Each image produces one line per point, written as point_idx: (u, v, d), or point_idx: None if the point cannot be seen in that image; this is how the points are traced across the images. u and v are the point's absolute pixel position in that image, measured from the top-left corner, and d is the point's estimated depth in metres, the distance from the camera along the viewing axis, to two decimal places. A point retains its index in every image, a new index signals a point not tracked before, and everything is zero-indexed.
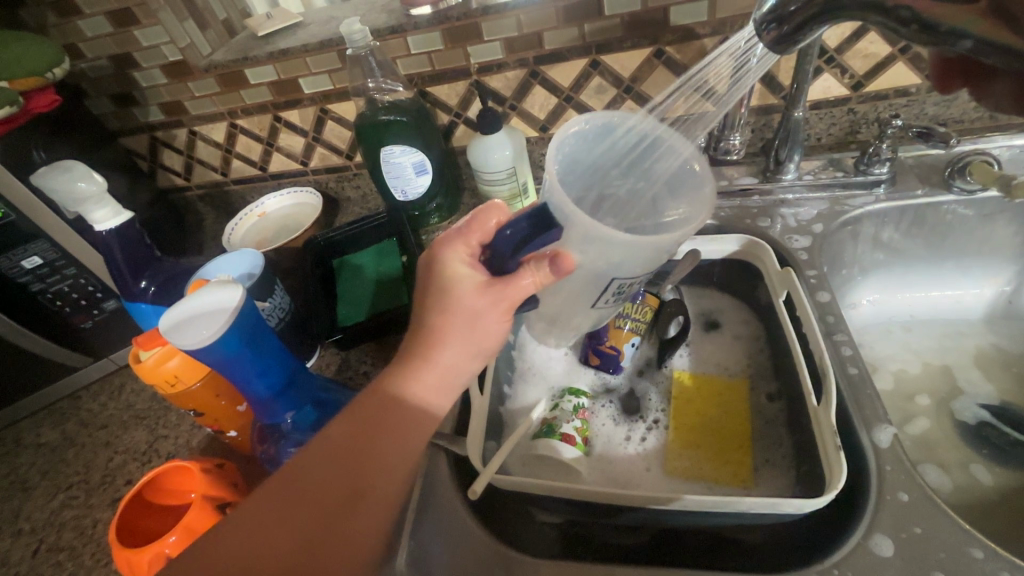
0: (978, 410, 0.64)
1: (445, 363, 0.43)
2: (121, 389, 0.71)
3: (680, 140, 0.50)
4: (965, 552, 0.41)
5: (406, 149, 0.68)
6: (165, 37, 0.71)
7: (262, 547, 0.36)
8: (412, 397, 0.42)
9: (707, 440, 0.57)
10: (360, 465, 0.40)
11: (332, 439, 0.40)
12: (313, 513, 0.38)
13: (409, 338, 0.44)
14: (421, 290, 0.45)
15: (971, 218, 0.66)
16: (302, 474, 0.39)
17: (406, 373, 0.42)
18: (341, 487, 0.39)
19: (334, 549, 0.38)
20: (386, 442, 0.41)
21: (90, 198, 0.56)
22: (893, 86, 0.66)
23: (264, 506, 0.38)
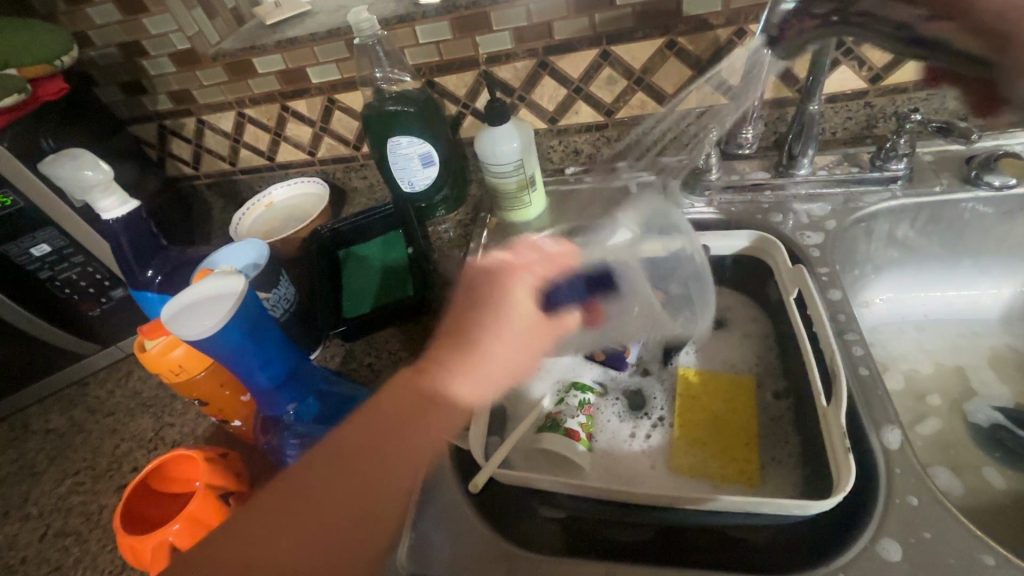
0: (993, 413, 0.63)
1: (476, 371, 0.47)
2: (128, 376, 0.72)
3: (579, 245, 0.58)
4: (976, 559, 0.40)
5: (413, 140, 0.68)
6: (173, 26, 0.71)
7: (280, 529, 0.40)
8: (438, 395, 0.46)
9: (713, 437, 0.56)
10: (380, 459, 0.43)
11: (353, 430, 0.44)
12: (329, 503, 0.41)
13: (449, 342, 0.49)
14: (456, 312, 0.51)
15: (991, 215, 0.64)
16: (319, 465, 0.42)
17: (438, 374, 0.47)
18: (359, 477, 0.42)
19: (342, 539, 0.40)
20: (407, 435, 0.44)
21: (95, 185, 0.56)
22: (912, 80, 0.64)
23: (280, 495, 0.41)
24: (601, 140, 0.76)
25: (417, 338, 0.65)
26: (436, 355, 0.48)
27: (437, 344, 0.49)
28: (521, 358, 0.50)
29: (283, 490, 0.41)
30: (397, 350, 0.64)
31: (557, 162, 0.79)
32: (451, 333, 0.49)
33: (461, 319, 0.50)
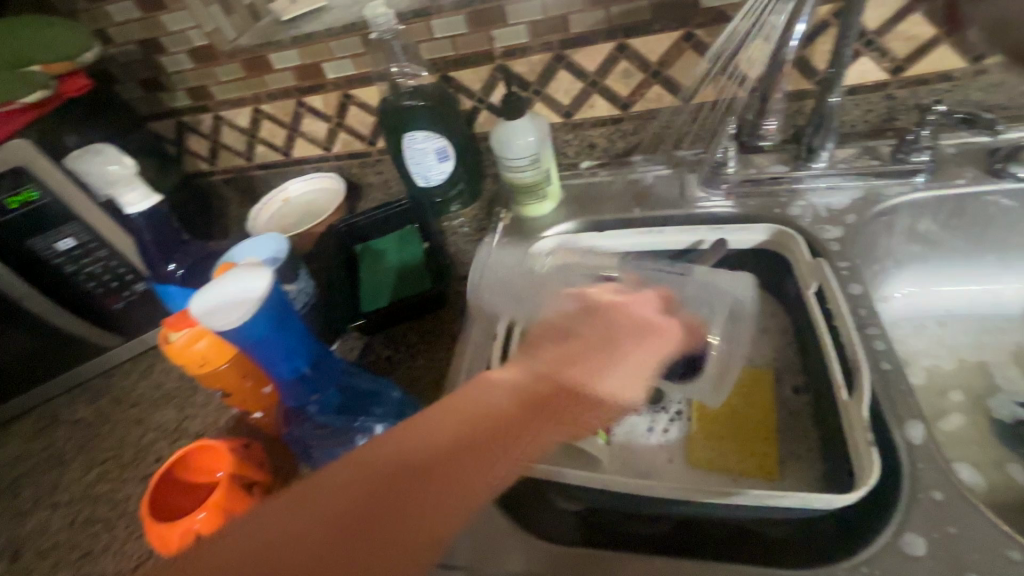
0: (1017, 409, 0.62)
1: (588, 381, 0.40)
2: (151, 368, 0.73)
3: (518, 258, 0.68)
4: (1002, 554, 0.40)
5: (428, 135, 0.68)
6: (192, 23, 0.72)
7: (344, 480, 0.33)
8: (536, 407, 0.38)
9: (729, 431, 0.56)
10: (470, 460, 0.35)
11: (431, 422, 0.36)
12: (410, 477, 0.33)
13: (581, 347, 0.42)
14: (555, 320, 0.45)
15: (1015, 208, 0.63)
16: (397, 442, 0.35)
17: (534, 380, 0.39)
18: (439, 467, 0.34)
19: (395, 527, 0.32)
20: (495, 443, 0.36)
21: (119, 180, 0.60)
22: (935, 71, 0.63)
23: (337, 477, 0.33)
24: (617, 134, 0.75)
25: (434, 332, 0.65)
26: (535, 354, 0.42)
27: (533, 345, 0.43)
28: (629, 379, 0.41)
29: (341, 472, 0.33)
30: (414, 344, 0.65)
31: (572, 156, 0.79)
32: (544, 337, 0.43)
33: (559, 323, 0.45)
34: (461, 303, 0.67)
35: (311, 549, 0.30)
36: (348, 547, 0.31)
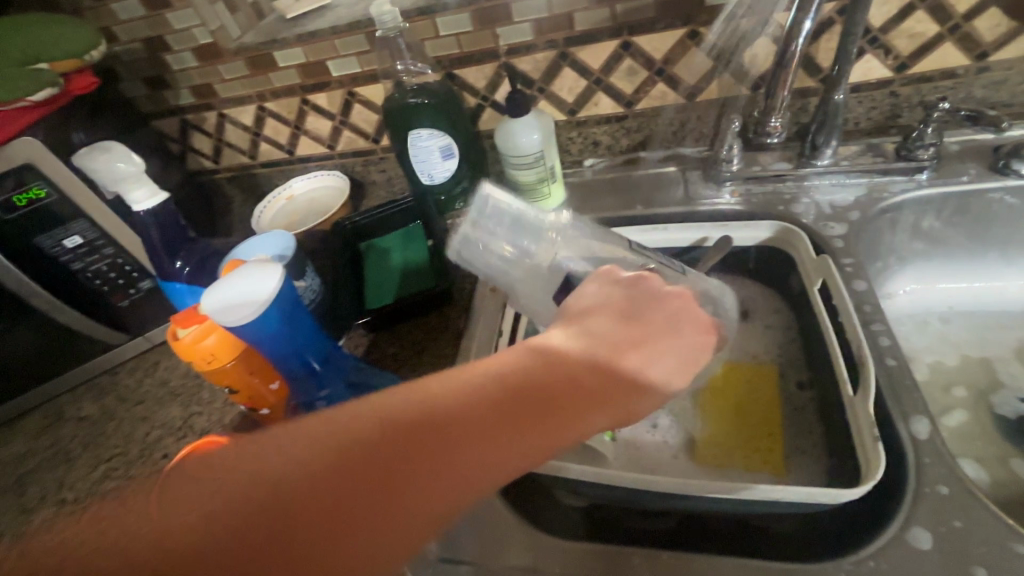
0: (1020, 405, 0.62)
1: (624, 363, 0.40)
2: (156, 366, 0.73)
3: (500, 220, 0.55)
4: (1007, 547, 0.40)
5: (433, 132, 0.68)
6: (197, 20, 0.72)
7: (370, 425, 0.33)
8: (579, 389, 0.37)
9: (734, 427, 0.57)
10: (495, 432, 0.35)
11: (473, 385, 0.36)
12: (432, 435, 0.34)
13: (624, 330, 0.41)
14: (607, 293, 0.45)
15: (1018, 206, 0.63)
16: (432, 397, 0.35)
17: (584, 358, 0.39)
18: (461, 432, 0.34)
19: (404, 481, 0.32)
20: (528, 421, 0.35)
21: (128, 177, 0.57)
22: (939, 68, 0.64)
23: (373, 418, 0.34)
24: (621, 132, 0.76)
25: (440, 329, 0.65)
26: (588, 326, 0.42)
27: (583, 316, 0.43)
28: (667, 377, 0.41)
29: (377, 415, 0.34)
30: (419, 342, 0.65)
31: (576, 154, 0.79)
32: (594, 309, 0.43)
33: (612, 297, 0.44)
34: (466, 300, 0.68)
35: (329, 483, 0.31)
36: (364, 489, 0.31)
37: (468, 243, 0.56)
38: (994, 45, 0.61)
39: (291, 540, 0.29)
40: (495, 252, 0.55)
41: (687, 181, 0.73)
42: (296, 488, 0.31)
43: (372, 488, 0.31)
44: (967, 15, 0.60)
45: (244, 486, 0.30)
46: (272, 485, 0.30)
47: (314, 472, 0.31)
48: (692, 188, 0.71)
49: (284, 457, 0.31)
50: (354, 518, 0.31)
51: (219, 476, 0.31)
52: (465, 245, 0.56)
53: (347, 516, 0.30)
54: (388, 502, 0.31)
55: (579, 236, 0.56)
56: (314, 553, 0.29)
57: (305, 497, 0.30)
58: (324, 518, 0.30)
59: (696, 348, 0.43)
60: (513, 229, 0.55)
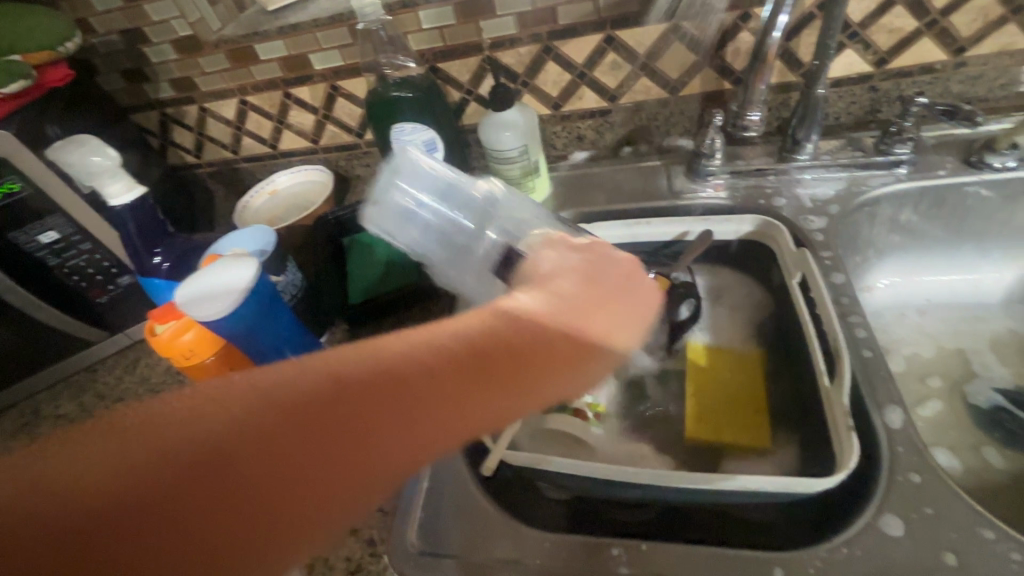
0: (993, 394, 0.63)
1: (582, 329, 0.35)
2: (136, 363, 0.72)
3: (400, 203, 0.58)
4: (976, 532, 0.41)
5: (416, 127, 0.67)
6: (175, 12, 0.70)
7: (282, 391, 0.29)
8: (540, 361, 0.33)
9: (718, 412, 0.57)
10: (431, 404, 0.30)
11: (417, 351, 0.32)
12: (354, 406, 0.29)
13: (581, 293, 0.37)
14: (572, 256, 0.41)
15: (993, 199, 0.65)
16: (359, 362, 0.31)
17: (541, 324, 0.34)
18: (389, 400, 0.30)
19: (322, 452, 0.28)
20: (470, 391, 0.31)
21: (104, 172, 0.56)
22: (917, 63, 0.64)
23: (301, 389, 0.29)
24: (605, 126, 0.76)
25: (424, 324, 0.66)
26: (555, 287, 0.37)
27: (544, 278, 0.39)
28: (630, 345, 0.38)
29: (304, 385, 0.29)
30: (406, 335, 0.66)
31: (561, 148, 0.79)
32: (559, 271, 0.39)
33: (572, 261, 0.40)
34: (449, 294, 0.68)
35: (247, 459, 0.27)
36: (286, 466, 0.28)
37: (393, 207, 0.58)
38: (970, 40, 0.62)
39: (204, 516, 0.26)
40: (421, 217, 0.59)
41: (671, 176, 0.73)
42: (209, 463, 0.27)
43: (297, 465, 0.28)
44: (945, 10, 0.60)
45: (150, 460, 0.27)
46: (184, 460, 0.27)
47: (231, 445, 0.28)
48: (675, 182, 0.72)
49: (199, 429, 0.28)
50: (276, 498, 0.27)
51: (122, 443, 0.27)
52: (390, 208, 0.58)
53: (271, 494, 0.27)
54: (310, 475, 0.28)
55: (508, 201, 0.55)
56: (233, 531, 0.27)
57: (221, 472, 0.27)
58: (244, 493, 0.27)
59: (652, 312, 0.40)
60: (441, 196, 0.58)
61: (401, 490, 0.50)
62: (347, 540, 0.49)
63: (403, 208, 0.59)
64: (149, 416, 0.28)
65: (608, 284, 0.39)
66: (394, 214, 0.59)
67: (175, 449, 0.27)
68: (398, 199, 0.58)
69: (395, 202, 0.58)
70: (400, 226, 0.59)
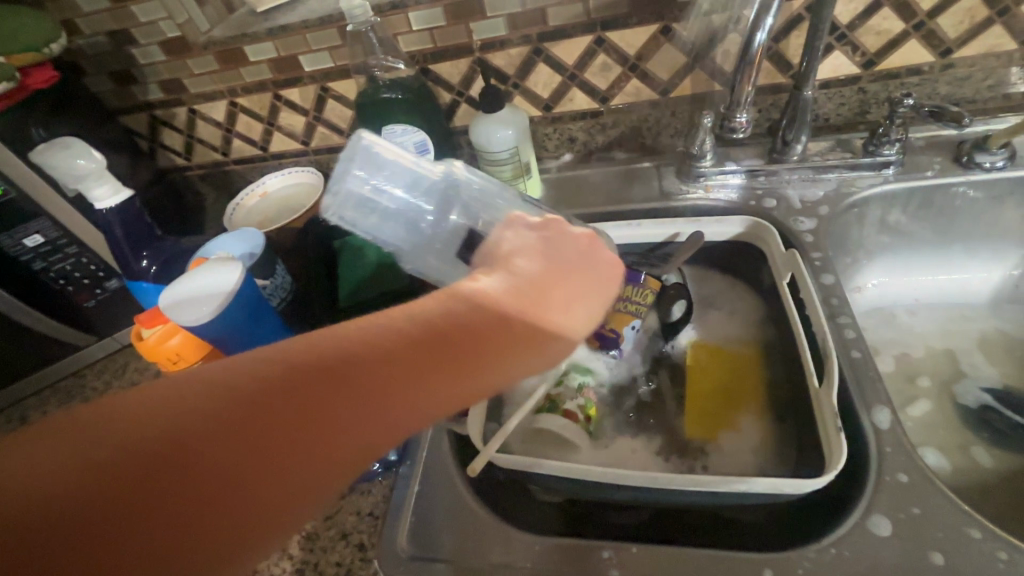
0: (981, 394, 0.64)
1: (542, 307, 0.37)
2: (125, 368, 0.72)
3: (356, 186, 0.51)
4: (963, 532, 0.41)
5: (406, 128, 0.67)
6: (162, 13, 0.70)
7: (260, 370, 0.30)
8: (499, 335, 0.35)
9: (711, 412, 0.58)
10: (408, 377, 0.32)
11: (387, 329, 0.33)
12: (331, 383, 0.30)
13: (541, 271, 0.39)
14: (532, 236, 0.42)
15: (980, 200, 0.65)
16: (333, 341, 0.32)
17: (501, 302, 0.36)
18: (367, 376, 0.31)
19: (301, 430, 0.29)
20: (442, 366, 0.33)
21: (89, 175, 0.55)
22: (905, 65, 0.65)
23: (267, 370, 0.30)
24: (596, 128, 0.76)
25: None
26: (510, 269, 0.39)
27: (504, 260, 0.40)
28: (587, 322, 0.39)
29: (270, 366, 0.31)
30: None
31: (552, 150, 0.79)
32: (516, 254, 0.41)
33: (531, 241, 0.42)
34: None
35: (214, 440, 0.28)
36: (255, 442, 0.28)
37: (350, 198, 0.51)
38: (957, 42, 0.62)
39: (172, 501, 0.26)
40: (383, 206, 0.52)
41: (662, 177, 0.73)
42: (177, 445, 0.27)
43: (265, 441, 0.29)
44: (931, 12, 0.60)
45: (113, 447, 0.26)
46: (148, 445, 0.27)
47: (195, 427, 0.28)
48: (666, 184, 0.72)
49: (162, 415, 0.28)
50: (248, 475, 0.28)
51: (81, 436, 0.27)
52: (346, 199, 0.51)
53: (240, 472, 0.28)
54: (289, 451, 0.29)
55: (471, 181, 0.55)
56: (200, 513, 0.26)
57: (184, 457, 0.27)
58: (210, 475, 0.27)
59: (612, 288, 0.41)
60: (404, 182, 0.53)
61: (392, 495, 0.50)
62: (337, 545, 0.49)
63: (360, 191, 0.51)
64: (108, 406, 0.28)
65: (564, 262, 0.40)
66: (349, 198, 0.51)
67: (136, 437, 0.27)
68: (353, 180, 0.51)
69: (349, 184, 0.51)
70: (357, 211, 0.52)
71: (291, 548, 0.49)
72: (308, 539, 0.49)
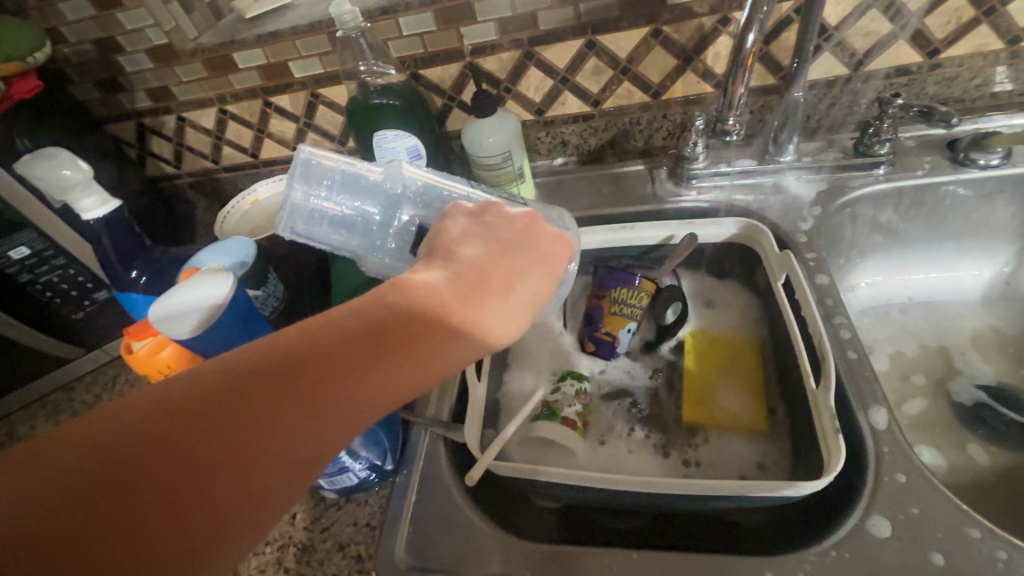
0: (976, 391, 0.64)
1: (489, 289, 0.38)
2: (115, 380, 0.71)
3: (296, 196, 0.50)
4: (963, 532, 0.41)
5: (399, 134, 0.66)
6: (149, 20, 0.69)
7: (215, 375, 0.30)
8: (445, 319, 0.35)
9: (710, 405, 0.58)
10: (363, 364, 0.32)
11: (336, 323, 0.34)
12: (289, 378, 0.31)
13: (487, 256, 0.40)
14: (478, 224, 0.43)
15: (969, 198, 0.66)
16: (287, 339, 0.32)
17: (447, 287, 0.37)
18: (324, 367, 0.32)
19: (267, 426, 0.29)
20: (396, 352, 0.33)
21: (77, 185, 0.54)
22: (893, 65, 0.65)
23: (212, 377, 0.30)
24: (588, 131, 0.76)
25: None
26: (455, 258, 0.40)
27: (452, 248, 0.41)
28: (534, 301, 0.40)
29: (213, 373, 0.30)
30: None
31: (545, 154, 0.79)
32: (458, 243, 0.41)
33: (478, 230, 0.43)
34: None
35: (163, 452, 0.27)
36: (209, 448, 0.28)
37: (297, 212, 0.50)
38: (944, 42, 0.63)
39: (142, 510, 0.26)
40: (332, 214, 0.53)
41: (655, 180, 0.73)
42: (125, 461, 0.26)
43: (219, 446, 0.28)
44: (919, 12, 0.61)
45: (58, 472, 0.26)
46: (94, 465, 0.26)
47: (142, 442, 0.27)
48: (660, 187, 0.72)
49: (106, 433, 0.27)
50: (203, 482, 0.27)
51: (20, 468, 0.26)
52: (293, 214, 0.50)
53: (197, 479, 0.27)
54: (258, 448, 0.29)
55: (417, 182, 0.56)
56: (156, 524, 0.26)
57: (135, 471, 0.26)
58: (165, 486, 0.27)
59: (557, 264, 0.43)
60: (347, 188, 0.53)
61: (389, 505, 0.49)
62: (334, 557, 0.48)
63: (302, 202, 0.51)
64: (50, 434, 0.27)
65: (507, 245, 0.41)
66: (295, 210, 0.50)
67: (102, 450, 0.27)
68: (291, 192, 0.50)
69: (288, 195, 0.50)
70: (306, 222, 0.51)
71: (286, 561, 0.48)
72: (303, 552, 0.49)
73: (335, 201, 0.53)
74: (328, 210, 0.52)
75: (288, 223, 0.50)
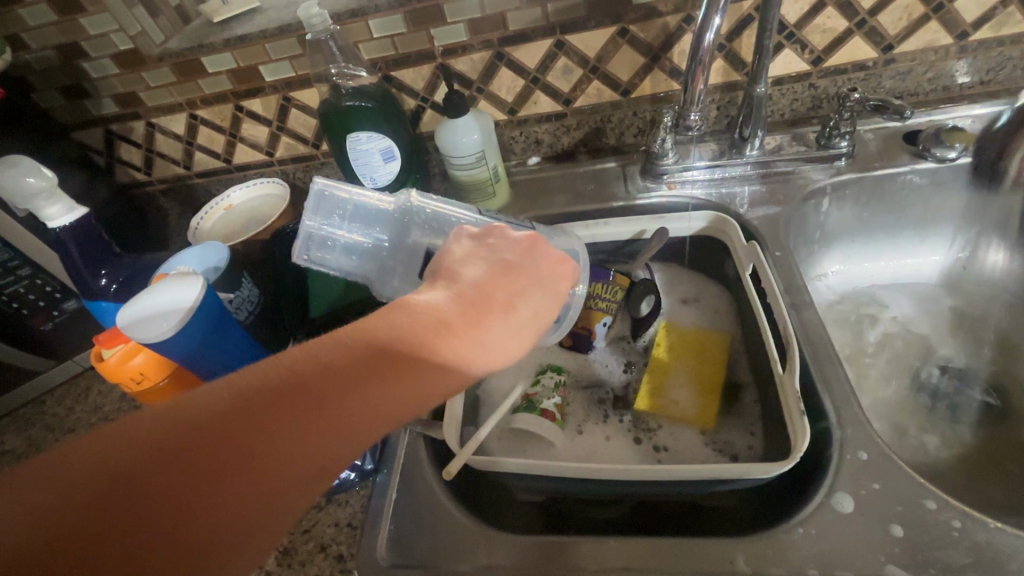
0: (935, 371, 0.67)
1: (486, 311, 0.39)
2: (88, 391, 0.70)
3: (315, 228, 0.52)
4: (920, 504, 0.43)
5: (372, 135, 0.67)
6: (114, 25, 0.67)
7: (225, 392, 0.30)
8: (446, 340, 0.36)
9: (660, 395, 0.59)
10: (368, 385, 0.33)
11: (344, 345, 0.34)
12: (298, 396, 0.31)
13: (487, 275, 0.41)
14: (479, 246, 0.44)
15: (925, 186, 0.69)
16: (296, 359, 0.33)
17: (446, 309, 0.38)
18: (332, 387, 0.32)
19: (274, 443, 0.30)
20: (399, 373, 0.34)
21: (39, 193, 0.53)
22: (851, 61, 0.68)
23: (216, 397, 0.30)
24: (561, 130, 0.77)
25: None
26: (456, 280, 0.41)
27: (453, 270, 0.42)
28: (535, 320, 0.41)
29: (218, 392, 0.30)
30: None
31: (519, 153, 0.80)
32: (460, 265, 0.42)
33: (478, 251, 0.44)
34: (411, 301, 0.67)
35: (165, 467, 0.27)
36: (212, 465, 0.28)
37: (310, 240, 0.52)
38: (897, 38, 0.66)
39: (150, 524, 0.26)
40: (343, 242, 0.53)
41: (627, 178, 0.75)
42: (127, 478, 0.26)
43: (223, 463, 0.28)
44: (872, 10, 0.63)
45: (60, 489, 0.26)
46: (106, 478, 0.26)
47: (147, 458, 0.27)
48: (632, 184, 0.74)
49: (110, 453, 0.27)
50: (206, 498, 0.27)
51: (20, 486, 0.26)
52: (307, 242, 0.53)
53: (207, 494, 0.28)
54: (265, 463, 0.29)
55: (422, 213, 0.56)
56: (159, 540, 0.26)
57: (137, 489, 0.26)
58: (166, 505, 0.27)
59: (560, 285, 0.43)
60: (357, 216, 0.54)
61: (370, 503, 0.50)
62: (315, 558, 0.48)
63: (321, 233, 0.53)
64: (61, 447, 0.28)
65: (507, 265, 0.42)
66: (310, 242, 0.53)
67: (114, 462, 0.27)
68: (309, 224, 0.52)
69: (304, 226, 0.52)
70: (324, 254, 0.53)
71: (267, 565, 0.48)
72: (284, 554, 0.49)
73: (345, 231, 0.53)
74: (340, 239, 0.53)
75: (305, 254, 0.53)
